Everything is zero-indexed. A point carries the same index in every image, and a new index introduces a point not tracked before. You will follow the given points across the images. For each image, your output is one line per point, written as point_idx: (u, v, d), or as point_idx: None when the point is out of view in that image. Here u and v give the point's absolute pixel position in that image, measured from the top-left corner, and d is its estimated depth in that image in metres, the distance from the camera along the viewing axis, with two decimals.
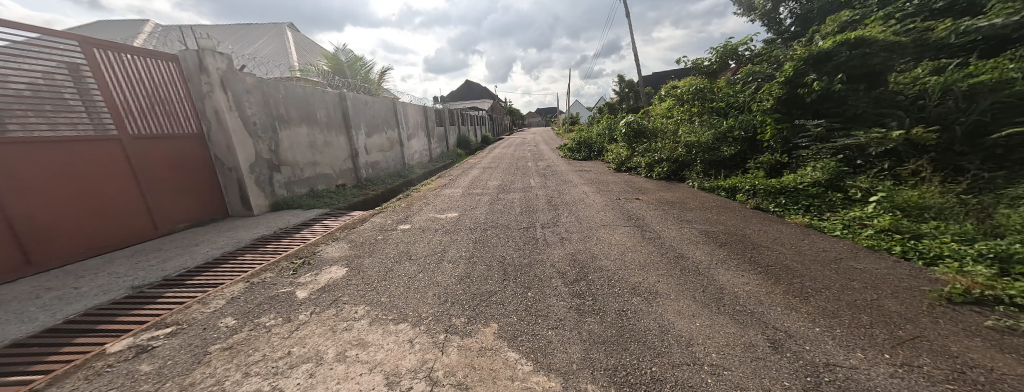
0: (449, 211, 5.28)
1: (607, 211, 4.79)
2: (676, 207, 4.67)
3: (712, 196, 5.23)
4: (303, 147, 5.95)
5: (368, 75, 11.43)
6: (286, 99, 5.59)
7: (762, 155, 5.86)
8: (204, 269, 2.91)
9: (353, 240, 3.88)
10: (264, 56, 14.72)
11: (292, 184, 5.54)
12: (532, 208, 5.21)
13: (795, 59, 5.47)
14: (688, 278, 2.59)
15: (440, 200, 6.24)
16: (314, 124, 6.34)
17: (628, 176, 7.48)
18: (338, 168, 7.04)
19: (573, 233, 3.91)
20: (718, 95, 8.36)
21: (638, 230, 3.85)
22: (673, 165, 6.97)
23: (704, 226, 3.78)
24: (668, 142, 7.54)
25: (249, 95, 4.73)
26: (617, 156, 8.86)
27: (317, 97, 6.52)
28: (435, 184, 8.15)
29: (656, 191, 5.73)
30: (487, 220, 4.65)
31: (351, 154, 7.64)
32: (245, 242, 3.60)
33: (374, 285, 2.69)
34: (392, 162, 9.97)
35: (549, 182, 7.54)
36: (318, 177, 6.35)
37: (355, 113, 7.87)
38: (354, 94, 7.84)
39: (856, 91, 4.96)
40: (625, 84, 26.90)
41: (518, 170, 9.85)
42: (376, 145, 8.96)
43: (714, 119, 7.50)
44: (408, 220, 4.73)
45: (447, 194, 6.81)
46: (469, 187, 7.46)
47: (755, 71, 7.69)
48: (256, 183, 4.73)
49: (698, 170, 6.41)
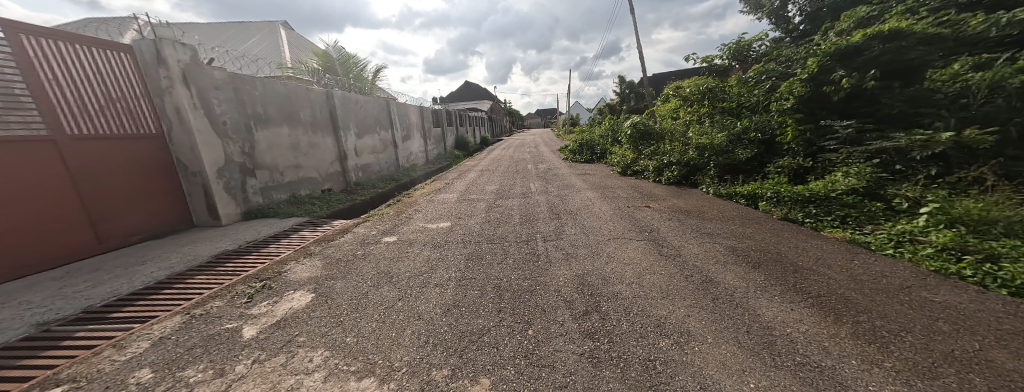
0: (440, 220, 4.79)
1: (616, 221, 4.30)
2: (693, 218, 4.19)
3: (730, 204, 4.76)
4: (284, 148, 5.49)
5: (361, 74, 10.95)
6: (264, 96, 5.11)
7: (782, 159, 5.39)
8: (140, 296, 2.43)
9: (329, 256, 3.39)
10: (256, 54, 14.24)
11: (269, 190, 5.06)
12: (532, 218, 4.72)
13: (820, 55, 5.05)
14: (724, 312, 2.12)
15: (433, 207, 5.76)
16: (297, 124, 5.88)
17: (635, 181, 7.01)
18: (324, 171, 6.57)
19: (579, 249, 3.42)
20: (730, 95, 7.91)
21: (654, 245, 3.37)
22: (684, 169, 6.49)
23: (730, 241, 3.30)
24: (677, 144, 7.08)
25: (219, 91, 4.26)
26: (623, 159, 8.39)
27: (301, 95, 6.06)
28: (430, 189, 7.66)
29: (667, 198, 5.26)
30: (482, 232, 4.16)
31: (339, 157, 7.18)
32: (200, 259, 3.11)
33: (341, 318, 2.21)
34: (386, 164, 9.50)
35: (550, 187, 7.06)
36: (301, 181, 5.86)
37: (345, 112, 7.42)
38: (344, 93, 7.39)
39: (889, 89, 4.47)
40: (626, 85, 26.35)
41: (518, 173, 9.36)
42: (368, 147, 8.48)
43: (727, 120, 7.03)
44: (394, 232, 4.24)
45: (441, 200, 6.31)
46: (465, 192, 6.97)
47: (769, 69, 7.24)
48: (226, 189, 4.25)
49: (712, 175, 5.93)
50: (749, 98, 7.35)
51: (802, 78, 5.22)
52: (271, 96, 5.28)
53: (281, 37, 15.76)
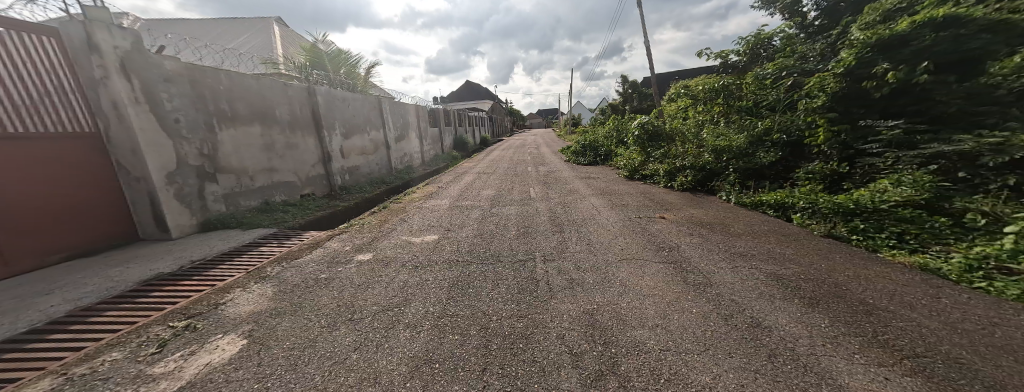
0: (427, 232, 4.21)
1: (628, 236, 3.70)
2: (718, 232, 3.60)
3: (758, 215, 4.17)
4: (255, 150, 4.94)
5: (352, 70, 10.39)
6: (228, 92, 4.55)
7: (813, 163, 4.82)
8: (15, 344, 1.86)
9: (286, 280, 2.83)
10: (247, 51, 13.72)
11: (235, 196, 4.51)
12: (531, 230, 4.15)
13: (859, 46, 4.46)
14: (790, 379, 1.52)
15: (421, 215, 5.18)
16: (271, 123, 5.33)
17: (644, 186, 6.44)
18: (304, 174, 6.02)
19: (587, 274, 2.84)
20: (746, 93, 7.32)
21: (678, 270, 2.78)
22: (699, 174, 5.89)
23: (772, 266, 2.70)
24: (689, 147, 6.48)
25: (169, 83, 3.72)
26: (630, 162, 7.81)
27: (277, 90, 5.51)
28: (422, 194, 7.10)
29: (684, 208, 4.67)
30: (472, 249, 3.59)
31: (322, 158, 6.63)
32: (123, 287, 2.53)
33: (268, 381, 1.63)
34: (377, 167, 8.95)
35: (552, 193, 6.50)
36: (275, 186, 5.29)
37: (329, 110, 6.87)
38: (328, 90, 6.85)
39: (943, 84, 3.86)
40: (630, 84, 25.62)
41: (517, 176, 8.79)
42: (356, 148, 7.91)
43: (745, 120, 6.43)
44: (371, 247, 3.67)
45: (431, 207, 5.74)
46: (459, 198, 6.41)
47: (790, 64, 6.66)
48: (178, 197, 3.70)
49: (732, 180, 5.34)
50: (768, 96, 6.76)
51: (837, 72, 4.62)
52: (239, 91, 4.73)
53: (274, 34, 15.21)
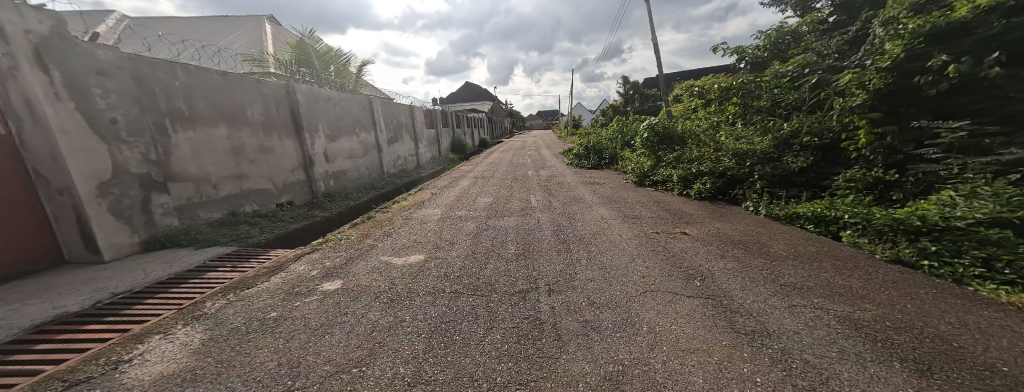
0: (412, 251, 3.63)
1: (647, 259, 3.11)
2: (755, 254, 3.01)
3: (797, 231, 3.58)
4: (220, 154, 4.37)
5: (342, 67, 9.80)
6: (185, 88, 3.98)
7: (852, 170, 4.25)
8: None
9: (224, 321, 2.24)
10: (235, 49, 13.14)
11: (192, 208, 3.93)
12: (532, 249, 3.57)
13: (908, 36, 3.90)
14: None
15: (408, 228, 4.59)
16: (241, 124, 4.76)
17: (656, 194, 5.86)
18: (280, 181, 5.45)
19: (604, 314, 2.24)
20: (765, 92, 6.75)
21: (721, 310, 2.18)
22: (718, 181, 5.29)
23: (843, 306, 2.10)
24: (706, 150, 5.89)
25: (104, 77, 3.14)
26: (638, 166, 7.23)
27: (248, 88, 4.95)
28: (413, 201, 6.51)
29: (706, 221, 4.09)
30: (463, 274, 3.00)
31: (303, 163, 6.06)
32: (3, 337, 1.94)
33: None
34: (366, 171, 8.39)
35: (554, 201, 5.93)
36: (243, 195, 4.70)
37: (311, 111, 6.31)
38: (309, 88, 6.30)
39: (1016, 79, 3.28)
40: (630, 85, 25.05)
41: (517, 182, 8.22)
42: (342, 151, 7.32)
43: (766, 121, 5.85)
44: (342, 271, 3.07)
45: (421, 218, 5.17)
46: (452, 207, 5.84)
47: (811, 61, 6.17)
48: (113, 211, 3.12)
49: (757, 189, 4.75)
50: (790, 96, 6.19)
51: (881, 66, 4.06)
52: (200, 87, 4.16)
53: (265, 32, 14.63)
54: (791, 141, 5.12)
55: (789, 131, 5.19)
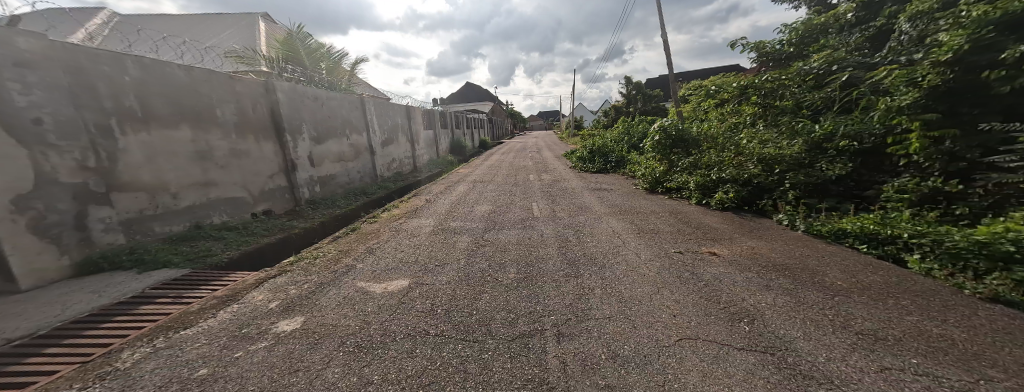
0: (394, 275, 3.10)
1: (675, 290, 2.56)
2: (808, 285, 2.47)
3: (848, 252, 3.03)
4: (181, 159, 3.86)
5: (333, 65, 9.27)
6: (137, 84, 3.46)
7: (903, 179, 3.70)
8: None
9: (135, 382, 1.70)
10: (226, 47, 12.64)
11: (144, 221, 3.42)
12: (536, 274, 3.02)
13: (977, 23, 3.35)
14: None
15: (394, 243, 4.06)
16: (209, 125, 4.25)
17: (671, 203, 5.32)
18: (256, 188, 4.94)
19: (632, 375, 1.69)
20: (787, 91, 6.20)
21: (790, 374, 1.63)
22: (742, 189, 4.73)
23: (958, 373, 1.56)
24: (726, 155, 5.34)
25: (26, 69, 2.62)
26: (648, 171, 6.68)
27: (219, 85, 4.45)
28: (405, 210, 5.98)
29: (736, 238, 3.55)
30: (452, 308, 2.47)
31: (284, 168, 5.55)
32: None
33: None
34: (357, 175, 7.87)
35: (559, 210, 5.42)
36: (211, 205, 4.18)
37: (294, 111, 5.80)
38: (291, 86, 5.80)
39: None
40: (631, 86, 24.42)
41: (518, 187, 7.70)
42: (329, 154, 6.79)
43: (792, 123, 5.31)
44: (308, 304, 2.54)
45: (410, 230, 4.65)
46: (447, 216, 5.32)
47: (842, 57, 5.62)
48: (35, 229, 2.59)
49: (789, 199, 4.20)
50: (817, 96, 5.65)
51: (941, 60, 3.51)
52: (157, 83, 3.65)
53: (259, 29, 14.16)
54: (824, 146, 4.58)
55: (821, 134, 4.65)
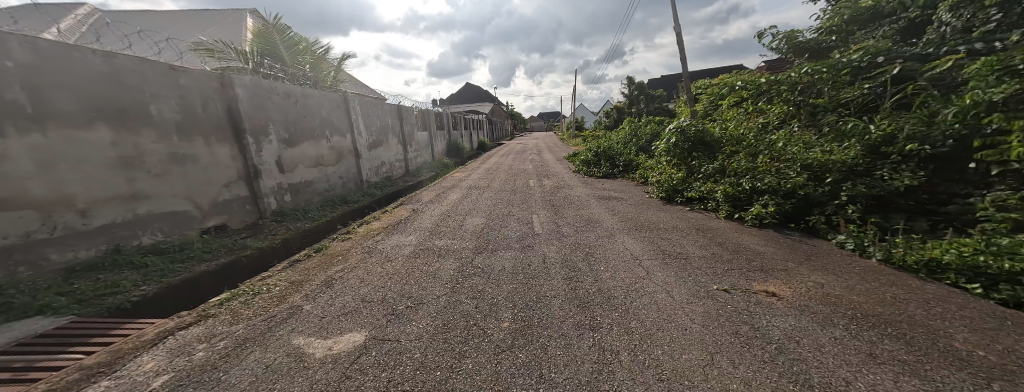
0: (347, 325, 2.30)
1: (737, 360, 1.78)
2: (937, 357, 1.68)
3: (959, 294, 2.25)
4: (94, 166, 3.10)
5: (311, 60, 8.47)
6: (26, 70, 2.71)
7: (1000, 191, 2.93)
8: None
9: None
10: None
11: (31, 248, 2.66)
12: (538, 325, 2.23)
13: None
14: None
15: (362, 271, 3.28)
16: (137, 124, 3.49)
17: (696, 217, 4.55)
18: (205, 199, 4.18)
19: None
20: (825, 86, 5.42)
21: None
22: (785, 201, 3.94)
23: None
24: (760, 161, 4.55)
25: None
26: (664, 179, 5.90)
27: (155, 77, 3.70)
28: (386, 223, 5.19)
29: (795, 271, 2.77)
30: (416, 389, 1.67)
31: (243, 175, 4.78)
32: None
33: None
34: (338, 181, 7.10)
35: (565, 224, 4.68)
36: (138, 223, 3.41)
37: (257, 109, 5.04)
38: (254, 80, 5.05)
39: None
40: (634, 86, 23.60)
41: (517, 194, 6.94)
42: (302, 158, 6.01)
43: (838, 123, 4.52)
44: (208, 379, 1.76)
45: (387, 251, 3.88)
46: (434, 232, 4.57)
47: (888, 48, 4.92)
48: None
49: (849, 215, 3.40)
50: (862, 92, 4.88)
51: None
52: (57, 71, 2.90)
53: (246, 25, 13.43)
54: (883, 150, 3.80)
55: (878, 136, 3.88)
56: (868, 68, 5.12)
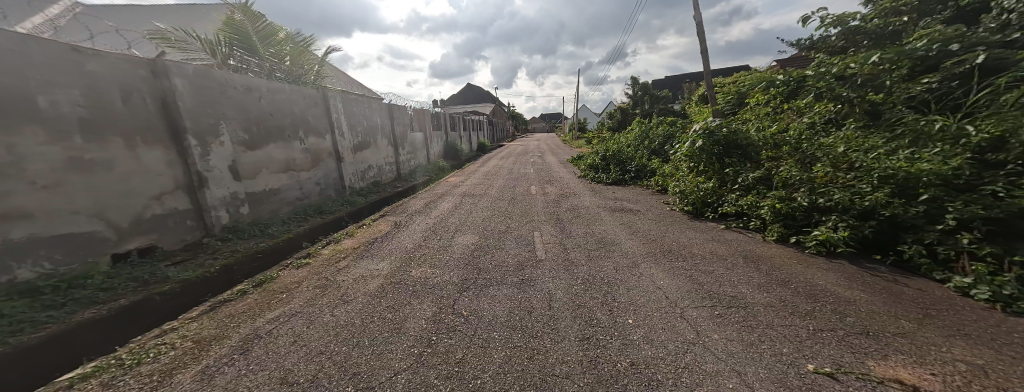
0: None
1: None
2: None
3: None
4: None
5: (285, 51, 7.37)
6: None
7: None
8: None
9: None
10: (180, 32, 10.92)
11: None
12: None
13: None
14: None
15: (302, 320, 2.41)
16: (17, 121, 2.63)
17: (737, 240, 3.67)
18: (124, 215, 3.32)
19: None
20: (886, 80, 4.52)
21: None
22: (862, 223, 3.03)
23: None
24: (817, 170, 3.66)
25: None
26: (690, 189, 5.01)
27: (47, 60, 2.84)
28: (359, 242, 4.35)
29: (924, 339, 1.86)
30: None
31: (183, 184, 3.93)
32: None
33: None
34: (312, 189, 6.24)
35: (573, 246, 3.82)
36: (12, 251, 2.55)
37: (202, 104, 4.18)
38: (199, 70, 4.21)
39: None
40: (639, 86, 22.78)
41: (517, 204, 6.10)
42: (265, 162, 5.15)
43: (918, 124, 3.61)
44: None
45: (347, 284, 3.03)
46: (413, 256, 3.74)
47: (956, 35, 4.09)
48: None
49: (965, 246, 2.50)
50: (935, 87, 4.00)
51: None
52: None
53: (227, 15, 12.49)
54: (992, 157, 2.90)
55: (983, 139, 2.98)
56: (938, 59, 4.24)
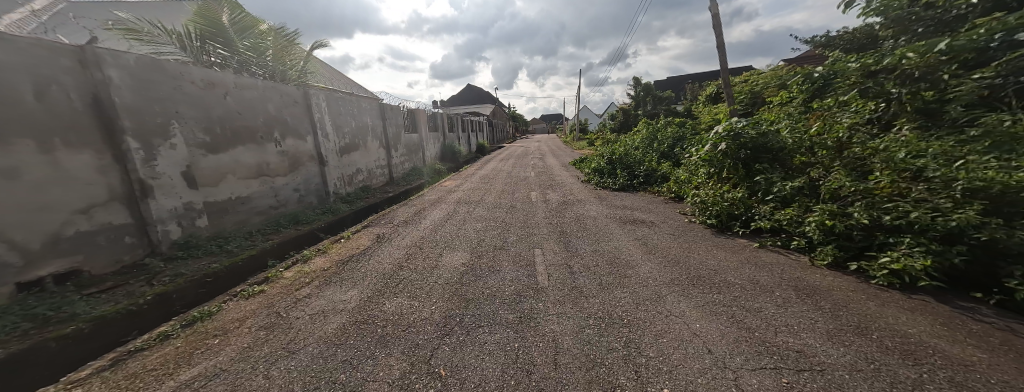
0: None
1: None
2: None
3: None
4: None
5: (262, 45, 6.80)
6: None
7: None
8: None
9: None
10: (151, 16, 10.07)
11: None
12: None
13: None
14: None
15: (224, 386, 1.79)
16: None
17: (781, 264, 3.05)
18: (35, 235, 2.72)
19: None
20: (942, 73, 3.90)
21: None
22: (948, 248, 2.40)
23: None
24: (877, 180, 3.03)
25: None
26: (713, 199, 4.40)
27: None
28: (332, 261, 3.74)
29: None
30: None
31: (121, 194, 3.33)
32: None
33: None
34: (288, 196, 5.62)
35: (582, 269, 3.20)
36: None
37: (145, 99, 3.57)
38: (143, 60, 3.60)
39: None
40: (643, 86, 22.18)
41: (517, 213, 5.48)
42: (230, 167, 4.54)
43: (997, 124, 3.00)
44: None
45: (302, 324, 2.42)
46: (392, 280, 3.13)
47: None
48: None
49: None
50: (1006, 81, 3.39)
51: None
52: None
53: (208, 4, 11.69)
54: None
55: None
56: (1000, 51, 3.63)
